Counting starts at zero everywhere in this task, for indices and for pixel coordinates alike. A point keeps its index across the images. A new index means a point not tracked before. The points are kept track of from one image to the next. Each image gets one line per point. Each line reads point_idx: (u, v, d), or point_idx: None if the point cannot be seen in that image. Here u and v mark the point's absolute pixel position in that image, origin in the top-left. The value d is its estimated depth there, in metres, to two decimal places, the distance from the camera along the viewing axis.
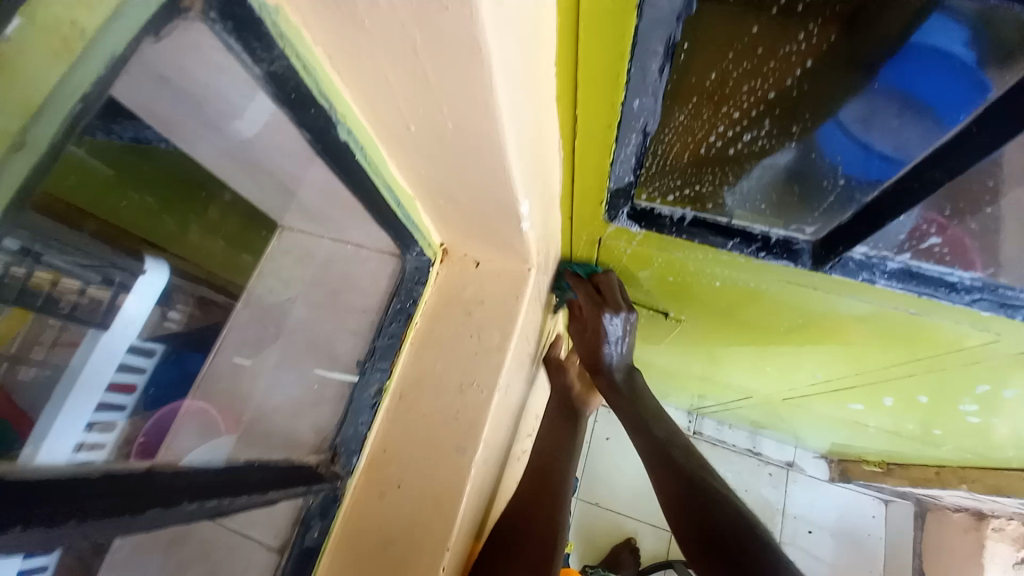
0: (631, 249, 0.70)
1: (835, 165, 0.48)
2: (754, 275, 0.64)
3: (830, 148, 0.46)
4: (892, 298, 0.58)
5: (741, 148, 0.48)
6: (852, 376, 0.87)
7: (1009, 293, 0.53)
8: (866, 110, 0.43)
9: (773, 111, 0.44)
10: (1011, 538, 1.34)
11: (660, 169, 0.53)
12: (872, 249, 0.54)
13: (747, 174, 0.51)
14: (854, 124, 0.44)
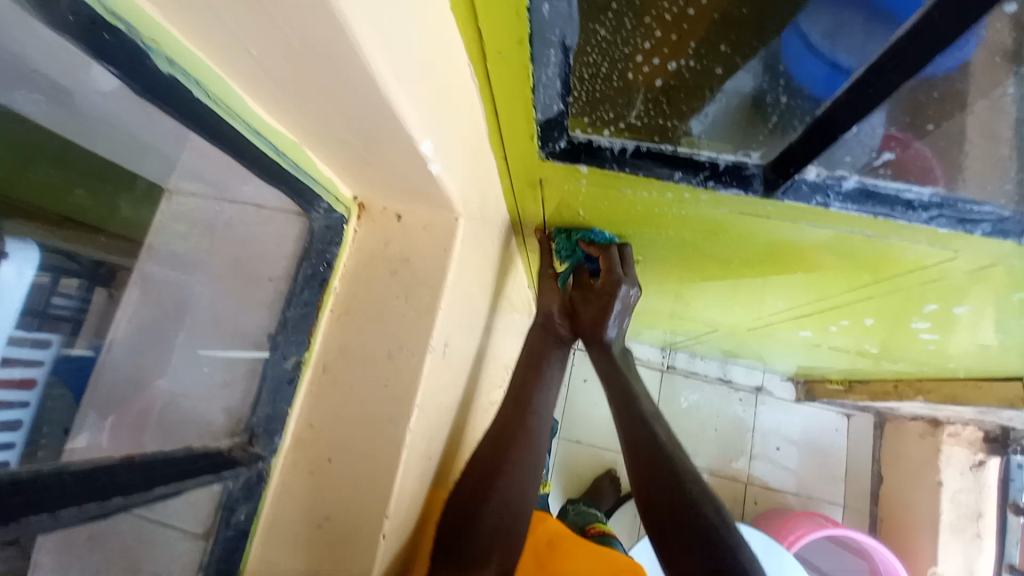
0: (579, 189, 0.64)
1: (802, 92, 0.43)
2: (708, 208, 0.59)
3: (797, 70, 0.42)
4: (849, 222, 0.54)
5: (674, 68, 0.42)
6: (812, 304, 0.85)
7: (970, 208, 0.49)
8: (831, 22, 0.39)
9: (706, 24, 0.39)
10: (966, 442, 1.42)
11: (594, 97, 0.47)
12: (825, 169, 0.49)
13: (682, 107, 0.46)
14: (820, 40, 0.40)
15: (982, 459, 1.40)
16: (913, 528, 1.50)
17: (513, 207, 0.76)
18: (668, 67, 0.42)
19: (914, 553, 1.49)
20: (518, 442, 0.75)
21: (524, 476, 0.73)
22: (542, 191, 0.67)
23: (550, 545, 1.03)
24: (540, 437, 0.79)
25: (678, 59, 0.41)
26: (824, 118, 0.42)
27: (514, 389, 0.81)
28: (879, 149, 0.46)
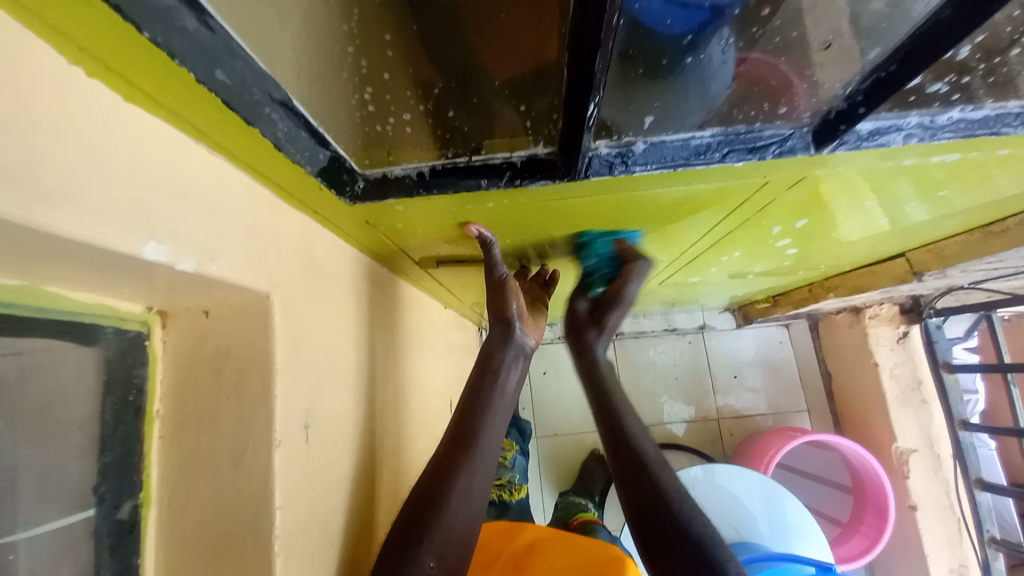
0: (407, 219, 0.61)
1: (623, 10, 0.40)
2: (542, 200, 0.59)
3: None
4: (661, 179, 0.55)
5: (408, 117, 0.48)
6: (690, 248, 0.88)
7: (752, 135, 0.51)
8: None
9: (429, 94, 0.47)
10: (887, 319, 1.53)
11: (372, 131, 0.49)
12: (612, 139, 0.50)
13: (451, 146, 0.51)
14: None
15: (904, 330, 1.53)
16: (869, 411, 1.59)
17: (369, 251, 0.73)
18: (403, 117, 0.48)
19: (875, 434, 1.58)
20: (464, 465, 0.70)
21: (472, 491, 0.70)
22: (378, 231, 0.65)
23: (532, 550, 0.98)
24: (492, 456, 0.74)
25: (406, 114, 0.48)
26: (567, 99, 0.41)
27: (461, 409, 0.76)
28: (641, 113, 0.48)
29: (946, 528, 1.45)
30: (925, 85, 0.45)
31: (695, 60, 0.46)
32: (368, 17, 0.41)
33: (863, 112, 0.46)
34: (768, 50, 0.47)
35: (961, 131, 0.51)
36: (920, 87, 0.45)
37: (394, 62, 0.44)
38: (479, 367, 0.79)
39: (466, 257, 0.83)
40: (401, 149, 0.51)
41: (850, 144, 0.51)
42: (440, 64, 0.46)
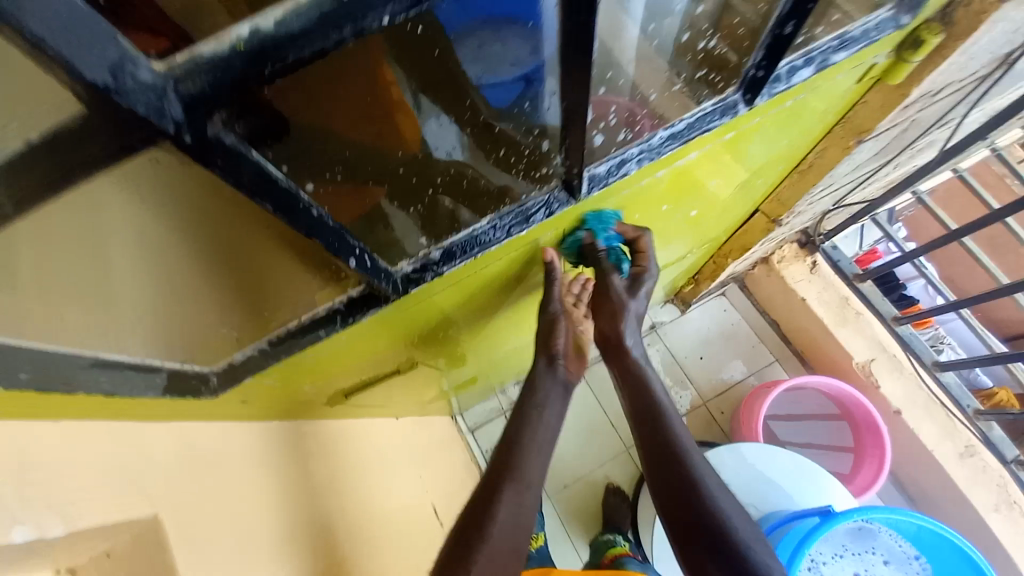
0: (280, 380, 0.67)
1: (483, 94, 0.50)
2: (388, 318, 0.66)
3: (488, 92, 0.49)
4: (471, 265, 0.65)
5: (230, 328, 0.55)
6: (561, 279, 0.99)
7: (520, 209, 0.61)
8: (473, 45, 0.44)
9: (248, 264, 0.48)
10: (792, 257, 1.67)
11: (210, 347, 0.56)
12: (412, 258, 0.59)
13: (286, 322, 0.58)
14: (476, 64, 0.46)
15: (813, 260, 1.66)
16: (820, 341, 1.68)
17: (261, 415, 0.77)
18: (231, 329, 0.56)
19: (837, 358, 1.66)
20: (507, 484, 0.85)
21: (517, 505, 0.83)
22: (263, 398, 0.70)
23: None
24: (534, 464, 0.89)
25: (230, 325, 0.55)
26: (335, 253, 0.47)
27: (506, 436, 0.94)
28: (410, 237, 0.58)
29: (934, 418, 1.51)
30: (597, 126, 0.57)
31: (535, 112, 0.52)
32: (196, 212, 0.39)
33: (578, 169, 0.58)
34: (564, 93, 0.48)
35: (677, 140, 0.62)
36: (594, 128, 0.56)
37: (250, 231, 0.44)
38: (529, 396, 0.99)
39: (370, 377, 0.88)
40: (249, 334, 0.58)
41: (598, 183, 0.62)
42: (291, 242, 0.47)
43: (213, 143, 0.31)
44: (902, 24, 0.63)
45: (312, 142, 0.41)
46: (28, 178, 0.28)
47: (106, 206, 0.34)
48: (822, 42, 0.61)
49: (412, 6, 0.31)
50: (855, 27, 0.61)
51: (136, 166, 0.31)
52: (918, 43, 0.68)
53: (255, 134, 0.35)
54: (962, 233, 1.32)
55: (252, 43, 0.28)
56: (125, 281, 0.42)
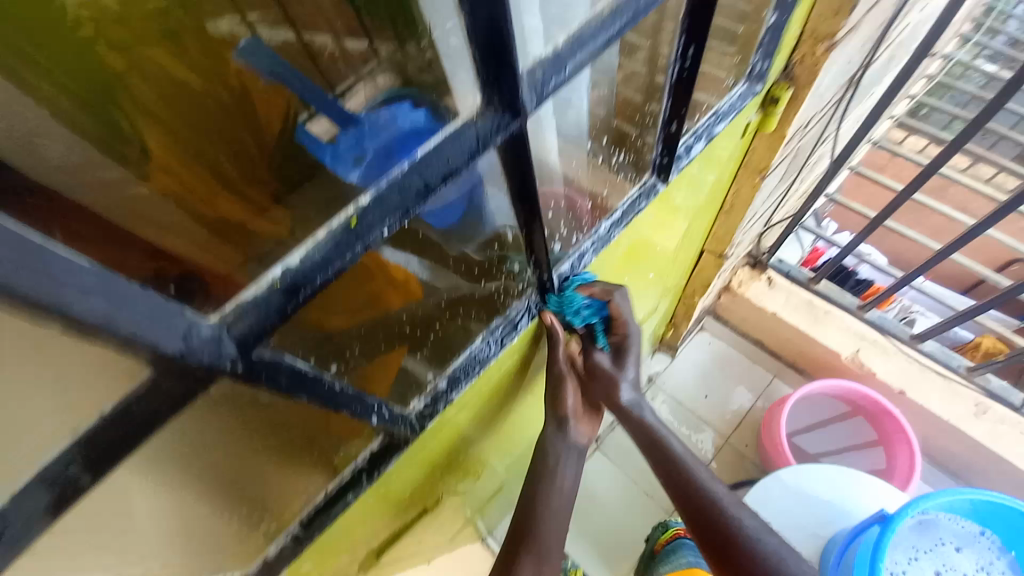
0: (317, 555, 0.65)
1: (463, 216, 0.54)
2: (409, 458, 0.67)
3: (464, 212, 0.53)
4: (476, 382, 0.68)
5: (267, 529, 0.60)
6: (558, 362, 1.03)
7: (506, 319, 0.67)
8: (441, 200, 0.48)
9: (268, 485, 0.57)
10: (749, 279, 1.81)
11: (246, 541, 0.59)
12: (423, 395, 0.61)
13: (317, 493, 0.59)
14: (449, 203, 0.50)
15: (769, 276, 1.80)
16: (806, 346, 1.76)
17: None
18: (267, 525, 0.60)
19: (827, 357, 1.73)
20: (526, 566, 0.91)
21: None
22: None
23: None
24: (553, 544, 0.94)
25: (267, 525, 0.60)
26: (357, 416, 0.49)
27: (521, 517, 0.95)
28: (418, 374, 0.61)
29: (937, 386, 1.57)
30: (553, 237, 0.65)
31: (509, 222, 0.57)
32: (213, 466, 0.48)
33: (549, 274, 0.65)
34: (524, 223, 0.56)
35: (619, 224, 0.71)
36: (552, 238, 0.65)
37: (267, 459, 0.54)
38: (541, 472, 0.99)
39: (402, 523, 0.85)
40: (281, 521, 0.60)
41: (568, 281, 0.69)
42: (301, 460, 0.57)
43: (259, 362, 0.36)
44: (757, 90, 0.76)
45: (326, 327, 0.46)
46: (105, 436, 0.35)
47: (141, 475, 0.42)
48: (703, 120, 0.74)
49: (404, 217, 0.39)
50: (723, 104, 0.74)
51: (166, 429, 0.40)
52: (775, 97, 0.81)
53: (282, 339, 0.40)
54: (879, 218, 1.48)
55: (283, 279, 0.34)
56: (158, 518, 0.48)
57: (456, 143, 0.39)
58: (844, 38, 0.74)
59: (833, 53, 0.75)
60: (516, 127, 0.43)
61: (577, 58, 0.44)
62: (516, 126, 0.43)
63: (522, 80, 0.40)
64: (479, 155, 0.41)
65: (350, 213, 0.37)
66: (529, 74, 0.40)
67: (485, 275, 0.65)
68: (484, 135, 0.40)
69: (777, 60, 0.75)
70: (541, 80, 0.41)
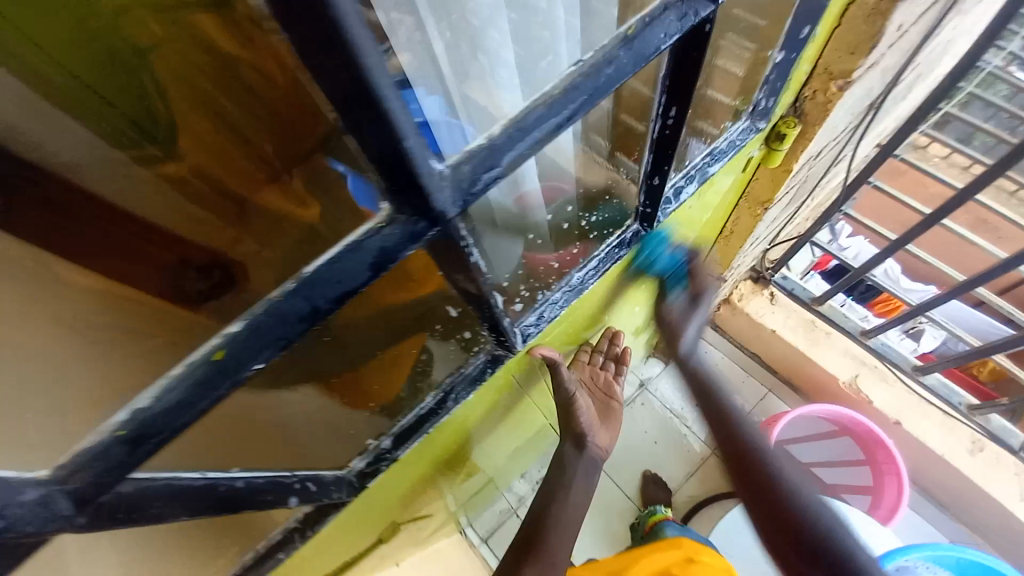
0: None
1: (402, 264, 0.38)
2: (354, 507, 0.64)
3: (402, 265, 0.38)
4: (429, 435, 0.63)
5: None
6: (531, 382, 0.98)
7: (464, 373, 0.60)
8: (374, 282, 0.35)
9: (172, 547, 0.51)
10: (750, 293, 1.73)
11: None
12: (363, 455, 0.58)
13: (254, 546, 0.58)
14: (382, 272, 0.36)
15: (770, 292, 1.72)
16: (802, 367, 1.70)
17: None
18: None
19: (823, 381, 1.67)
20: None
21: None
22: None
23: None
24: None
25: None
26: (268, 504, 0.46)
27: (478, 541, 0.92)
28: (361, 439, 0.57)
29: (934, 421, 1.51)
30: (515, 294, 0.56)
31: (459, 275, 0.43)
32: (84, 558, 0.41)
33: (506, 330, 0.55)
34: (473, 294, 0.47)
35: (596, 271, 0.64)
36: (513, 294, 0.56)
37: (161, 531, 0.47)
38: None
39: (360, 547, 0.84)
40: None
41: (533, 333, 0.62)
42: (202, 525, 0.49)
43: (118, 503, 0.31)
44: (760, 127, 0.69)
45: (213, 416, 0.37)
46: None
47: None
48: (697, 161, 0.66)
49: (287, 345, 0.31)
50: (721, 141, 0.67)
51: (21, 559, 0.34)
52: (781, 134, 0.73)
53: (167, 460, 0.35)
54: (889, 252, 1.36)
55: (131, 429, 0.28)
56: None
57: (350, 262, 0.30)
58: (862, 76, 0.65)
59: (847, 93, 0.66)
60: (434, 231, 0.33)
61: (526, 140, 0.32)
62: (437, 228, 0.32)
63: (437, 185, 0.29)
64: (387, 267, 0.32)
65: (216, 340, 0.29)
66: (449, 174, 0.30)
67: (447, 328, 0.56)
68: (390, 247, 0.31)
69: (784, 96, 0.67)
70: (469, 178, 0.31)
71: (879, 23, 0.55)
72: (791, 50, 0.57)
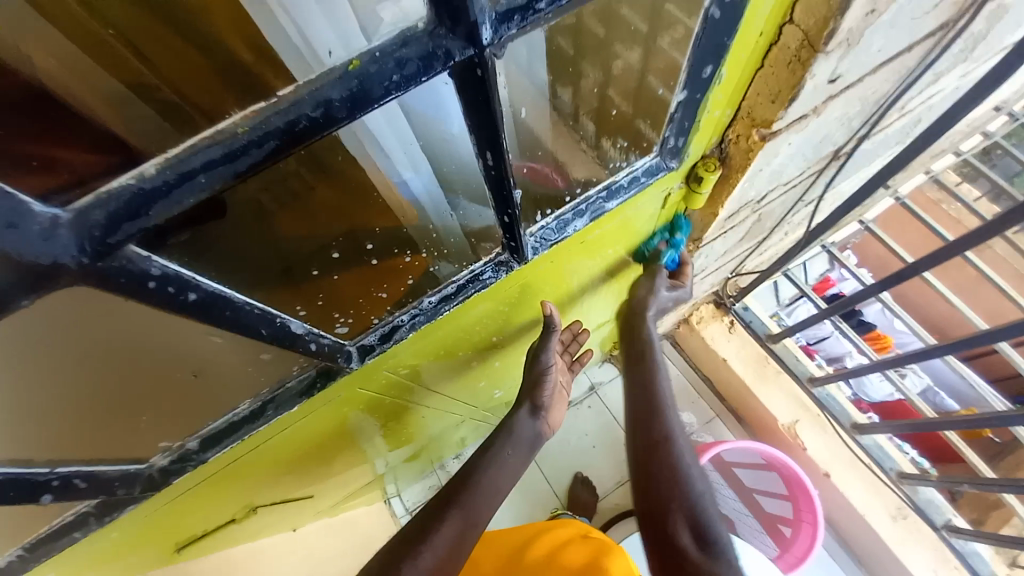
0: (72, 562, 0.63)
1: (133, 297, 0.32)
2: (168, 500, 0.61)
3: (127, 294, 0.31)
4: (253, 443, 0.59)
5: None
6: (433, 389, 0.93)
7: (286, 388, 0.56)
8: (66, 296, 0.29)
9: None
10: (712, 317, 1.68)
11: None
12: (165, 453, 0.55)
13: (41, 533, 0.55)
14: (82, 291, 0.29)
15: (730, 320, 1.67)
16: (747, 401, 1.66)
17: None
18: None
19: (765, 421, 1.63)
20: None
21: None
22: (65, 574, 0.66)
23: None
24: None
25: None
26: (32, 493, 0.44)
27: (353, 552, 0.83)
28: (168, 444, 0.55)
29: (862, 480, 1.48)
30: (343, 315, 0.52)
31: (220, 302, 0.36)
32: None
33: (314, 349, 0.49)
34: (252, 323, 0.40)
35: (454, 299, 0.59)
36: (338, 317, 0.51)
37: None
38: None
39: (214, 524, 0.83)
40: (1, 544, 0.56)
41: (373, 352, 0.57)
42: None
43: None
44: (670, 167, 0.61)
45: None
46: None
47: None
48: (589, 195, 0.60)
49: None
50: (621, 176, 0.60)
51: None
52: (699, 178, 0.67)
53: None
54: (868, 299, 1.24)
55: None
56: None
57: None
58: (787, 129, 0.58)
59: (771, 145, 0.59)
60: (78, 277, 0.28)
61: (194, 186, 0.27)
62: (81, 275, 0.28)
63: (28, 232, 0.24)
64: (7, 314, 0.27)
65: None
66: (70, 220, 0.25)
67: (272, 351, 0.50)
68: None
69: (697, 139, 0.60)
70: (102, 225, 0.26)
71: (797, 76, 0.49)
72: (693, 90, 0.51)
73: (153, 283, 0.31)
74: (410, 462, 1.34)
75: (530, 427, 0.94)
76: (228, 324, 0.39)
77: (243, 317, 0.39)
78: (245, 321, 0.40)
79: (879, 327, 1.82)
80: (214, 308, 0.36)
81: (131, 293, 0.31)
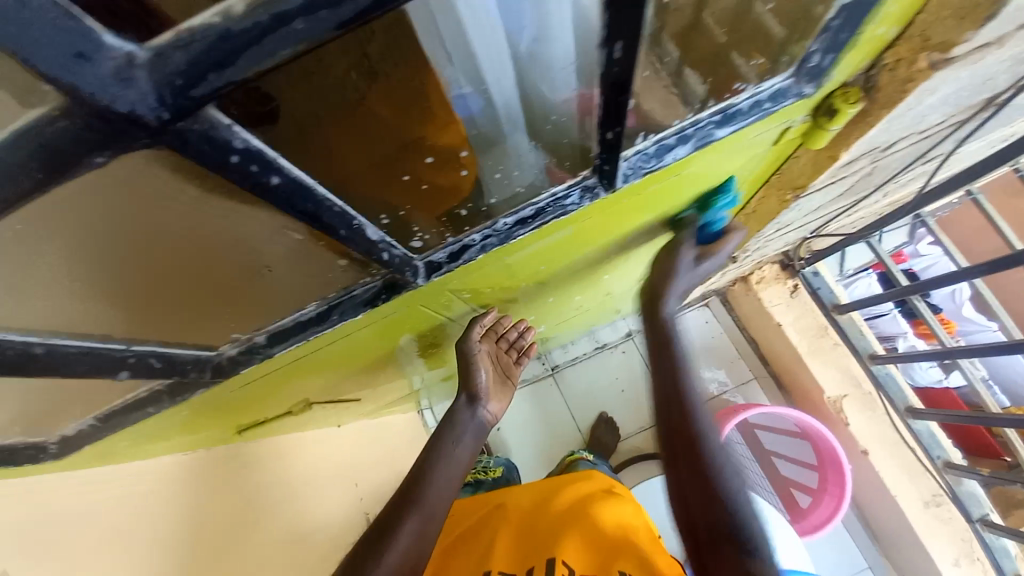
0: (148, 427, 0.68)
1: (217, 170, 0.29)
2: (234, 387, 0.63)
3: (213, 166, 0.29)
4: (317, 345, 0.59)
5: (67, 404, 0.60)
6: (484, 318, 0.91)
7: (352, 296, 0.54)
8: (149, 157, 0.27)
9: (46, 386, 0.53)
10: (773, 279, 1.57)
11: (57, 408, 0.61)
12: (235, 343, 0.57)
13: (129, 397, 0.59)
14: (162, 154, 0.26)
15: (793, 284, 1.56)
16: (792, 369, 1.59)
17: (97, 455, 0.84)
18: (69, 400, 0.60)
19: (809, 390, 1.56)
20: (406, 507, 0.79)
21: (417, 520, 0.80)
22: (142, 435, 0.72)
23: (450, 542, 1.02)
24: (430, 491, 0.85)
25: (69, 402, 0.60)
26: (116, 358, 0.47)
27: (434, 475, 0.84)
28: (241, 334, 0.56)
29: (902, 461, 1.43)
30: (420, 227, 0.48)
31: (300, 191, 0.34)
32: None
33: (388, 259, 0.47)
34: (331, 219, 0.38)
35: (532, 224, 0.54)
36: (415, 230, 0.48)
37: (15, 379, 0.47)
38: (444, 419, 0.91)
39: (271, 413, 0.88)
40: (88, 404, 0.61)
41: (440, 270, 0.55)
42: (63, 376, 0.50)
43: None
44: (804, 93, 0.51)
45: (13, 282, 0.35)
46: None
47: None
48: (700, 117, 0.51)
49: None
50: (743, 99, 0.51)
51: None
52: (832, 111, 0.56)
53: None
54: (957, 281, 1.10)
55: None
56: None
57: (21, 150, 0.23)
58: (965, 58, 0.47)
59: (936, 78, 0.48)
60: (155, 140, 0.25)
61: (286, 36, 0.23)
62: (160, 136, 0.25)
63: (104, 70, 0.21)
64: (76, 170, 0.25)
65: None
66: (144, 59, 0.21)
67: (340, 257, 0.48)
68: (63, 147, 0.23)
69: (846, 61, 0.50)
70: (185, 75, 0.23)
71: None
72: None
73: (234, 159, 0.29)
74: (449, 381, 1.38)
75: (472, 417, 0.90)
76: (309, 218, 0.37)
77: (322, 210, 0.36)
78: (325, 214, 0.37)
79: (943, 310, 1.65)
80: (295, 196, 0.34)
81: (214, 163, 0.28)
